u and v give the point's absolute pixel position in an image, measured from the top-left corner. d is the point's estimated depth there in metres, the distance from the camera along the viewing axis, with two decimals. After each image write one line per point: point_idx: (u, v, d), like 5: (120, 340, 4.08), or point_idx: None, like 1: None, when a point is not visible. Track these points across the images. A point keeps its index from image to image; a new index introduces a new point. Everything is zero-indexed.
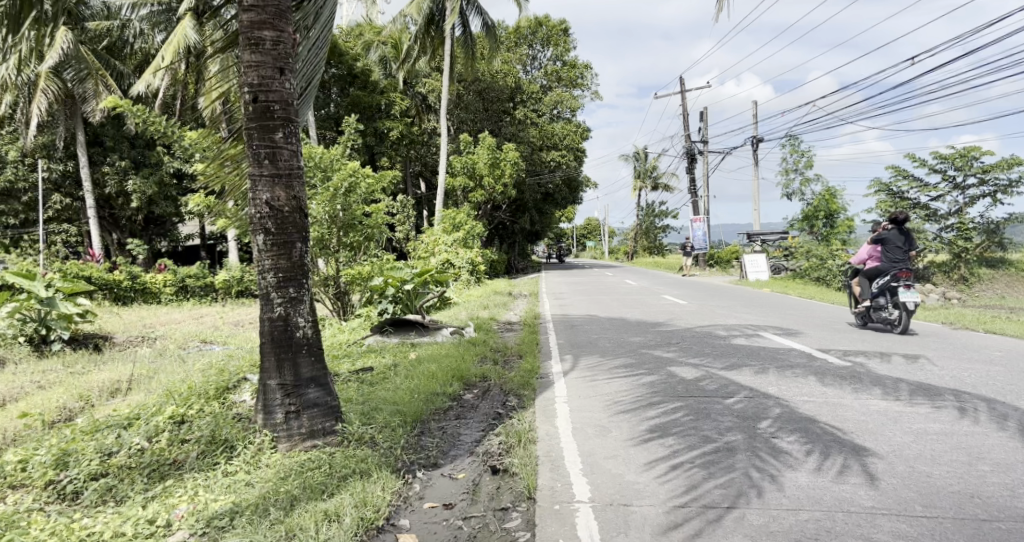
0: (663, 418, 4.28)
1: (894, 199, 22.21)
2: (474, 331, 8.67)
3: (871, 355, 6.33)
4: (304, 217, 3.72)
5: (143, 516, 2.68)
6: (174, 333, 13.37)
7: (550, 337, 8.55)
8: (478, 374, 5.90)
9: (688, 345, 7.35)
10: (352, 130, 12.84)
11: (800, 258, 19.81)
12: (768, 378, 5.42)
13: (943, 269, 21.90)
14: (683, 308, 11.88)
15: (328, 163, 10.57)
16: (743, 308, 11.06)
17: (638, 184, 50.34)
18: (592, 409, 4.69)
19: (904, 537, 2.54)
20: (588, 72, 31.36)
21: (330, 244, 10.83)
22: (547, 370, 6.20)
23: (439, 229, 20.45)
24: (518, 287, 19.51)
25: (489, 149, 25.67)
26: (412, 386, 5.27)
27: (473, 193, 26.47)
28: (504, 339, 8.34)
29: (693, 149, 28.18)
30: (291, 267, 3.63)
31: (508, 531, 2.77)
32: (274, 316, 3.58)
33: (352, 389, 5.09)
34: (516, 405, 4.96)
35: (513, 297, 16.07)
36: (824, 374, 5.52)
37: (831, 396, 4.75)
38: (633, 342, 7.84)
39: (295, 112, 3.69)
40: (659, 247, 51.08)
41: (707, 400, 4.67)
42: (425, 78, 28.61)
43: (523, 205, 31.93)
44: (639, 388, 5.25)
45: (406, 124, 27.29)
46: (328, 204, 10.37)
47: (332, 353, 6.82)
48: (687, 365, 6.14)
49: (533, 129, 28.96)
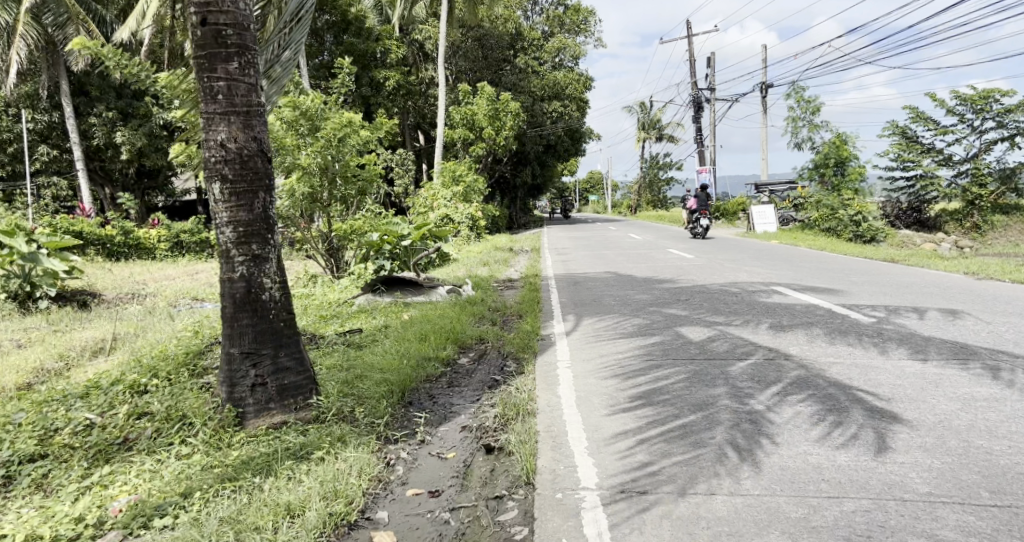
0: (675, 384, 3.89)
1: (909, 143, 21.52)
2: (473, 289, 8.26)
3: (896, 310, 5.92)
4: (269, 162, 3.24)
5: (69, 513, 2.29)
6: (166, 290, 13.01)
7: (551, 295, 8.17)
8: (474, 336, 5.50)
9: (697, 302, 6.94)
10: (346, 76, 12.18)
11: (810, 209, 19.22)
12: (786, 337, 5.03)
13: (955, 218, 21.15)
14: (690, 262, 11.45)
15: (321, 112, 9.96)
16: (754, 262, 10.62)
17: (643, 135, 49.23)
18: (596, 374, 4.30)
19: (974, 534, 2.12)
20: (592, 17, 30.17)
21: (322, 198, 10.29)
22: (548, 331, 5.80)
23: (438, 183, 19.89)
24: (520, 242, 19.04)
25: (490, 99, 24.84)
26: (402, 350, 4.89)
27: (474, 146, 25.71)
28: (503, 298, 7.96)
29: (700, 98, 27.27)
30: (254, 220, 3.16)
31: (502, 527, 2.38)
32: (234, 277, 3.13)
33: (337, 354, 4.72)
34: (514, 371, 4.57)
35: (515, 253, 15.62)
36: (847, 331, 5.12)
37: (858, 356, 4.34)
38: (639, 300, 7.44)
39: (251, 36, 3.15)
40: (662, 200, 50.43)
41: (722, 364, 4.27)
42: (422, 25, 27.55)
43: (525, 157, 31.21)
44: (646, 351, 4.86)
45: (403, 74, 26.39)
46: (319, 155, 9.78)
47: (320, 314, 6.42)
48: (698, 323, 5.75)
49: (534, 79, 28.04)
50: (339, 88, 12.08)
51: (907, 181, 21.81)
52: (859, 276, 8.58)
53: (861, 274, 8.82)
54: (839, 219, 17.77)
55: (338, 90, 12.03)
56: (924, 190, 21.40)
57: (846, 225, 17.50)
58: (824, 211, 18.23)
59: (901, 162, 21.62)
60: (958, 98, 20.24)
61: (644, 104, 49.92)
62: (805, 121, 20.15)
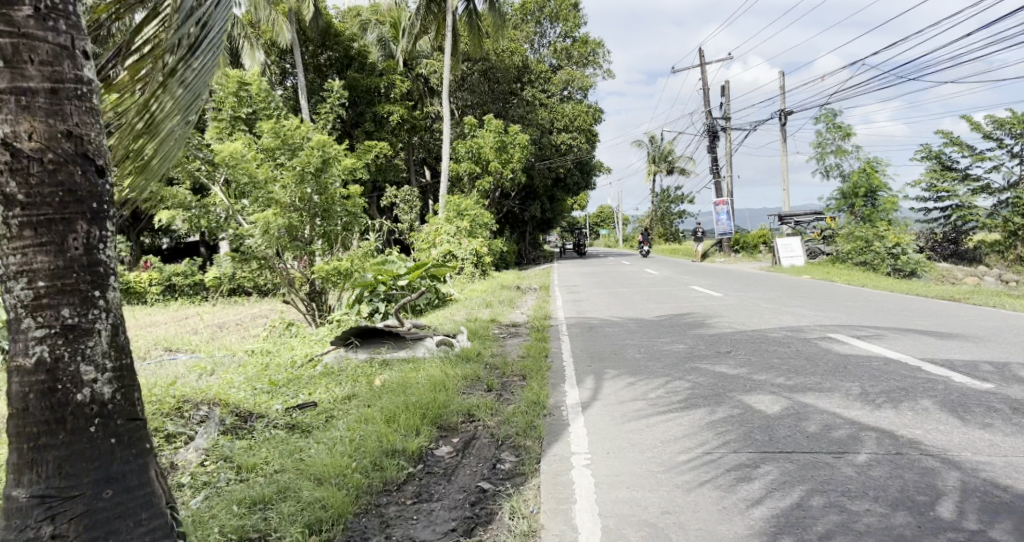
0: (761, 513, 2.63)
1: (942, 170, 20.76)
2: (469, 338, 7.00)
3: (1013, 370, 4.61)
4: (100, 177, 1.97)
5: None
6: (142, 342, 11.90)
7: (564, 344, 6.91)
8: (459, 410, 4.18)
9: (746, 357, 5.66)
10: (334, 105, 11.19)
11: (840, 241, 17.90)
12: (888, 413, 3.75)
13: (996, 249, 19.72)
14: (720, 302, 10.15)
15: (294, 140, 8.84)
16: (796, 302, 9.33)
17: (653, 169, 48.25)
18: (635, 486, 2.98)
19: None
20: (600, 49, 29.45)
21: (303, 235, 9.22)
22: (559, 401, 4.49)
23: (441, 218, 18.84)
24: (529, 279, 17.85)
25: (496, 131, 24.01)
26: (357, 438, 3.57)
27: (480, 180, 24.77)
28: (507, 350, 6.70)
29: (715, 127, 26.32)
30: (63, 268, 1.87)
31: None
32: (28, 363, 1.85)
33: (268, 450, 3.42)
34: (510, 474, 3.24)
35: (524, 291, 14.42)
36: (969, 401, 3.84)
37: (1012, 447, 3.06)
38: (673, 352, 6.16)
39: None
40: (673, 233, 49.46)
41: (820, 472, 2.98)
42: (426, 59, 26.92)
43: (533, 191, 30.28)
44: (702, 437, 3.59)
45: (407, 108, 25.55)
46: (296, 188, 8.73)
47: (272, 379, 5.12)
48: (760, 391, 4.47)
49: (542, 111, 27.18)
50: (325, 118, 11.11)
51: (940, 211, 20.47)
52: (927, 320, 7.30)
53: (929, 317, 7.52)
54: (875, 251, 16.48)
55: (324, 120, 11.04)
56: (961, 221, 20.05)
57: (884, 259, 16.22)
58: (859, 242, 16.92)
59: (935, 192, 20.69)
60: (993, 123, 19.02)
61: (654, 137, 49.20)
62: (832, 146, 18.94)
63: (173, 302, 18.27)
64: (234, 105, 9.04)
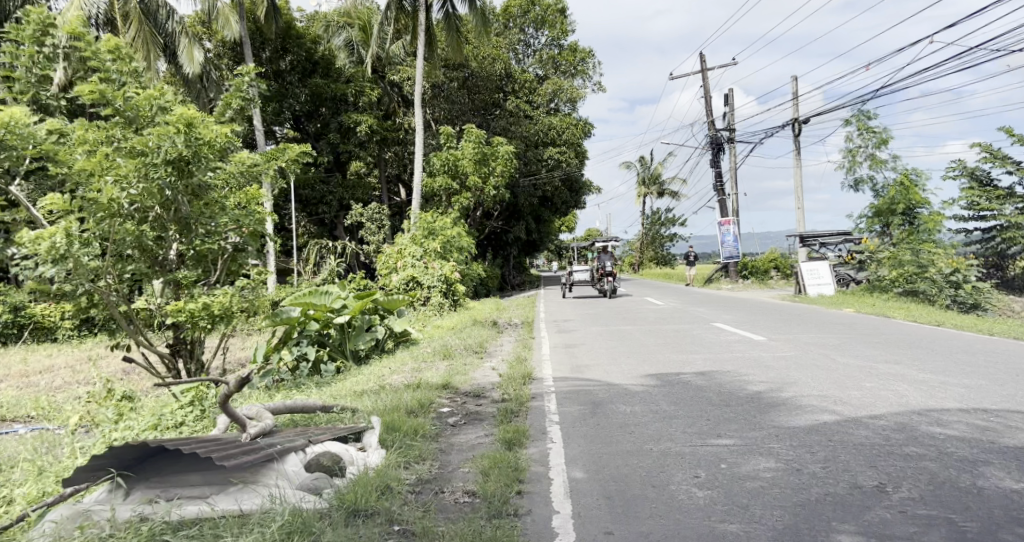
0: None
1: (981, 186, 18.29)
2: (385, 442, 3.90)
3: None
4: None
5: None
6: None
7: (556, 454, 3.82)
8: None
9: (947, 521, 2.62)
10: (243, 81, 7.22)
11: (878, 268, 15.14)
12: None
13: None
14: (772, 354, 7.10)
15: (143, 112, 5.87)
16: (888, 357, 6.43)
17: (643, 191, 45.59)
18: None
19: None
20: (590, 59, 26.74)
21: (165, 256, 6.16)
22: None
23: (406, 237, 15.80)
24: (510, 311, 14.86)
25: (476, 142, 21.27)
26: None
27: (457, 197, 21.99)
28: (446, 468, 3.61)
29: (720, 138, 23.71)
30: None
31: None
32: None
33: None
34: None
35: (498, 329, 11.38)
36: None
37: None
38: (769, 489, 3.10)
39: None
40: (665, 258, 47.05)
41: None
42: (398, 65, 24.02)
43: (518, 211, 27.40)
44: None
45: (376, 118, 22.65)
46: (141, 187, 5.61)
47: None
48: None
49: (527, 124, 24.25)
50: (227, 101, 7.18)
51: (983, 232, 18.07)
52: None
53: None
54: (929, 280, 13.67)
55: (223, 105, 7.08)
56: (1006, 243, 17.64)
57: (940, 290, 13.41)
58: (906, 268, 14.12)
59: (975, 210, 18.28)
60: None
61: (644, 159, 46.94)
62: (865, 153, 16.33)
63: (88, 339, 14.95)
64: (42, 59, 5.88)
